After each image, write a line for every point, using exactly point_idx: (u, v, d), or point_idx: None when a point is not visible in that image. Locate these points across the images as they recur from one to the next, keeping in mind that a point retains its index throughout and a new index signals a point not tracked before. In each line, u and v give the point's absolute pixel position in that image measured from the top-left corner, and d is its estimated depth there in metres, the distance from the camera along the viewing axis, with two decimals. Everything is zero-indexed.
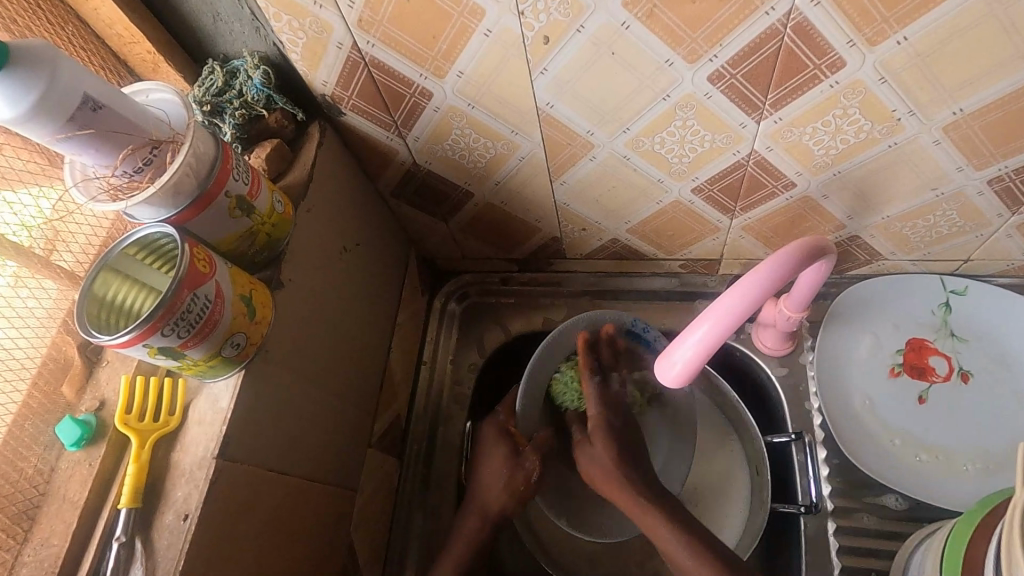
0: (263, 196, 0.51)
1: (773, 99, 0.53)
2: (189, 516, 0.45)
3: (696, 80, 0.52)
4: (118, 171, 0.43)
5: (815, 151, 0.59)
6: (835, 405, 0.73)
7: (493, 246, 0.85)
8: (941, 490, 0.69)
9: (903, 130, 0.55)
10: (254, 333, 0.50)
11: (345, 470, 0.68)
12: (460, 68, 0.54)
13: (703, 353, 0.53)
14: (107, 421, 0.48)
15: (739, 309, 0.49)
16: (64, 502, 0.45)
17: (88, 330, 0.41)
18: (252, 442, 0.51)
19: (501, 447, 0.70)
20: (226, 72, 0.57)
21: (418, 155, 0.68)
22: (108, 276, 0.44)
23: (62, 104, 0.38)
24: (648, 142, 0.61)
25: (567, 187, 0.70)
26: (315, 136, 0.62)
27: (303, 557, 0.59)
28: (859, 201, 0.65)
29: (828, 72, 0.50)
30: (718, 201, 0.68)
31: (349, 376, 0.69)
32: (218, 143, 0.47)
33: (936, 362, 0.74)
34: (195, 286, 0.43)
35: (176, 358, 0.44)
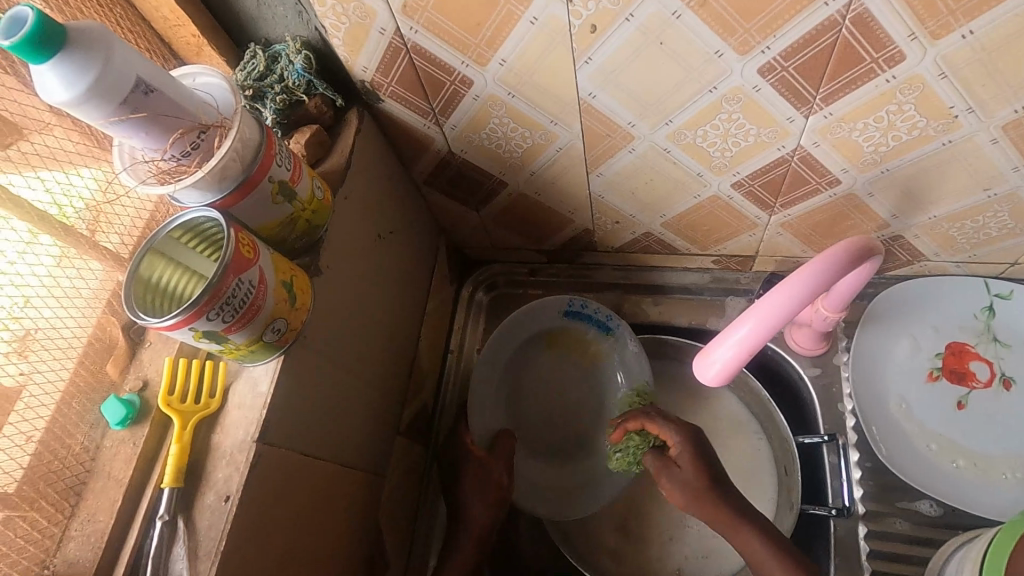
0: (304, 182, 0.51)
1: (825, 93, 0.52)
2: (229, 498, 0.45)
3: (745, 73, 0.51)
4: (167, 155, 0.43)
5: (864, 147, 0.57)
6: (870, 407, 0.72)
7: (523, 236, 0.84)
8: (979, 498, 0.67)
9: (960, 127, 0.53)
10: (294, 319, 0.50)
11: (374, 456, 0.68)
12: (503, 56, 0.54)
13: (743, 354, 0.52)
14: (150, 401, 0.48)
15: (783, 308, 0.48)
16: (109, 480, 0.46)
17: (137, 313, 0.42)
18: (289, 426, 0.51)
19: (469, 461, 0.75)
20: (267, 57, 0.57)
21: (454, 144, 0.67)
22: (154, 258, 0.45)
23: (115, 88, 0.38)
24: (690, 135, 0.59)
25: (603, 179, 0.69)
26: (354, 122, 0.62)
27: (334, 540, 0.60)
28: (906, 200, 0.63)
29: (885, 66, 0.48)
30: (758, 197, 0.67)
31: (380, 363, 0.69)
32: (263, 129, 0.47)
33: (976, 367, 0.72)
34: (239, 271, 0.43)
35: (219, 342, 0.45)
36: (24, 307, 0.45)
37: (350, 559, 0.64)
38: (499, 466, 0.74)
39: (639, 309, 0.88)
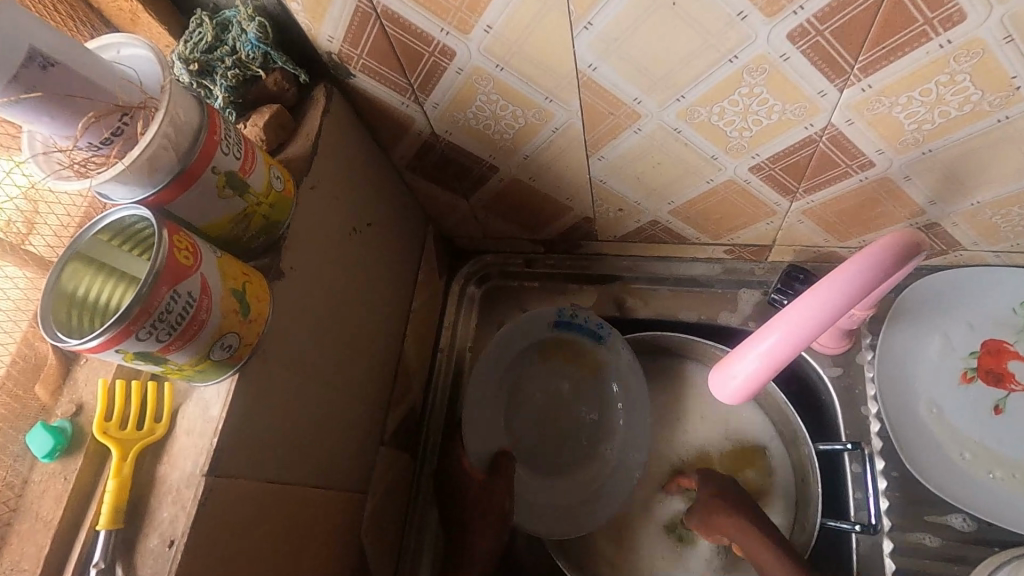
0: (258, 172, 0.44)
1: (865, 62, 0.44)
2: (175, 541, 0.39)
3: (773, 39, 0.43)
4: (81, 144, 0.36)
5: (905, 125, 0.50)
6: (895, 412, 0.66)
7: (517, 225, 0.77)
8: (1018, 513, 0.61)
9: (1022, 101, 0.45)
10: (249, 333, 0.43)
11: (356, 471, 0.63)
12: (488, 22, 0.46)
13: (770, 366, 0.45)
14: (85, 428, 0.42)
15: (816, 314, 0.42)
16: (37, 521, 0.40)
17: (53, 334, 0.35)
18: (248, 452, 0.45)
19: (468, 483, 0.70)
20: (216, 25, 0.49)
21: (437, 124, 0.60)
22: (78, 267, 0.38)
23: (1, 57, 0.31)
24: (705, 113, 0.52)
25: (605, 162, 0.61)
26: (321, 101, 0.54)
27: (309, 569, 0.54)
28: (947, 184, 0.56)
29: (940, 28, 0.40)
30: (779, 181, 0.59)
31: (360, 370, 0.63)
32: (204, 110, 0.40)
33: (1016, 367, 0.65)
34: (175, 281, 0.37)
35: (157, 363, 0.38)
36: None
37: None
38: (501, 486, 0.70)
39: (644, 302, 0.82)
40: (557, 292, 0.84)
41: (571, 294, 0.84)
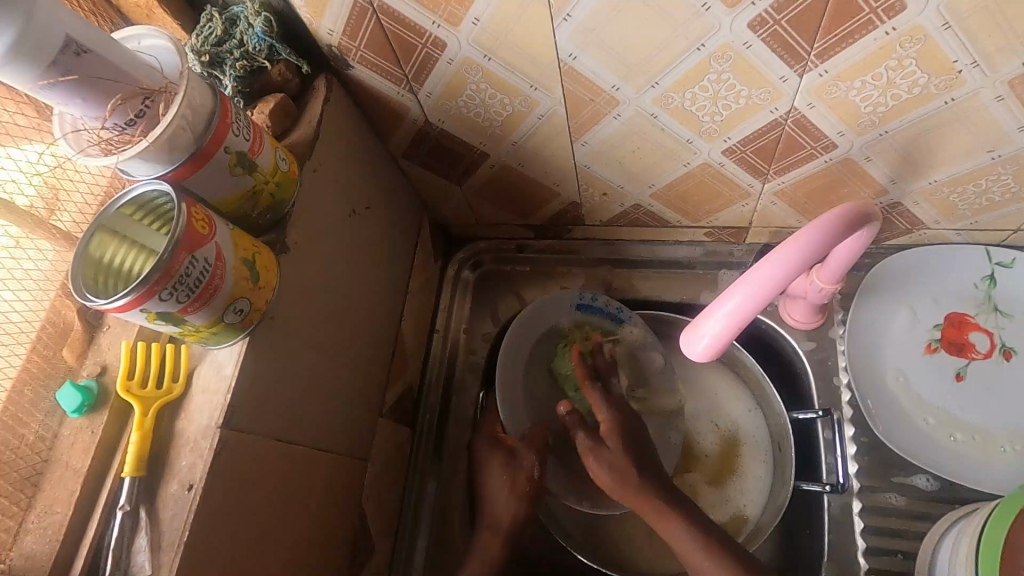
0: (266, 153, 0.48)
1: (820, 49, 0.48)
2: (193, 486, 0.43)
3: (735, 28, 0.47)
4: (108, 124, 0.41)
5: (862, 108, 0.54)
6: (867, 382, 0.69)
7: (509, 211, 0.81)
8: (977, 472, 0.65)
9: (964, 84, 0.49)
10: (258, 299, 0.47)
11: (356, 440, 0.66)
12: (476, 14, 0.50)
13: (733, 327, 0.50)
14: (109, 387, 0.46)
15: (775, 277, 0.46)
16: (67, 470, 0.44)
17: (83, 295, 0.39)
18: (258, 411, 0.49)
19: (497, 450, 0.68)
20: (225, 20, 0.53)
21: (430, 113, 0.64)
22: (104, 237, 0.42)
23: (42, 44, 0.35)
24: (678, 99, 0.56)
25: (588, 148, 0.66)
26: (322, 90, 0.58)
27: (313, 527, 0.58)
28: (905, 164, 0.60)
29: (884, 16, 0.44)
30: (751, 163, 0.64)
31: (360, 345, 0.67)
32: (217, 96, 0.44)
33: (977, 338, 0.70)
34: (193, 248, 0.41)
35: (176, 323, 0.42)
36: None
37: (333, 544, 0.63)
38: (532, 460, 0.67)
39: (630, 284, 0.86)
40: (548, 276, 0.88)
41: (561, 278, 0.88)
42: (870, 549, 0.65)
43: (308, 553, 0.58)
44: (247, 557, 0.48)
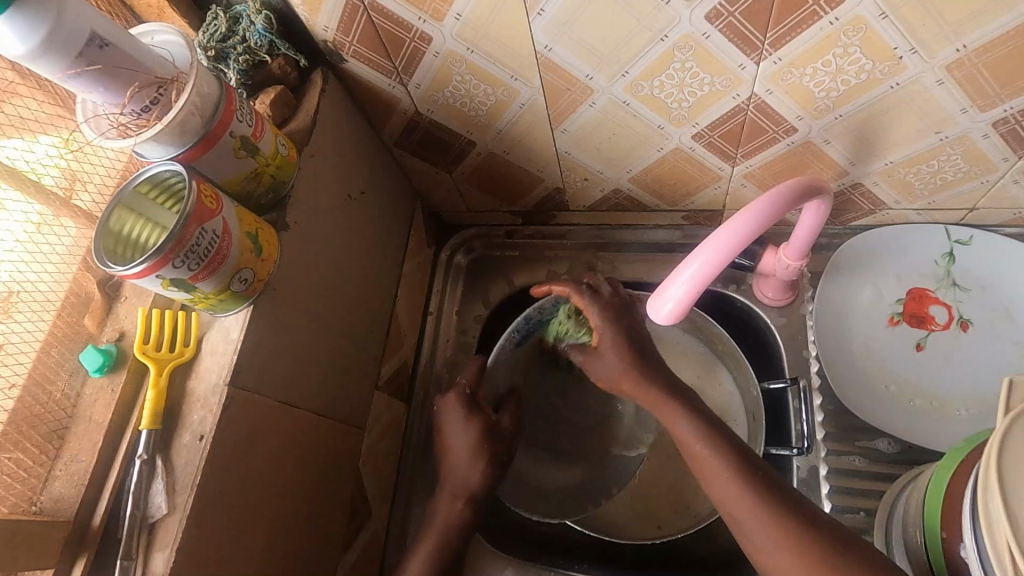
0: (267, 138, 0.53)
1: (772, 39, 0.53)
2: (204, 436, 0.48)
3: (694, 20, 0.51)
4: (127, 110, 0.46)
5: (816, 93, 0.58)
6: (833, 354, 0.74)
7: (496, 198, 0.86)
8: (934, 434, 0.70)
9: (906, 69, 0.54)
10: (261, 270, 0.52)
11: (352, 410, 0.71)
12: (458, 10, 0.55)
13: (694, 292, 0.54)
14: (126, 350, 0.51)
15: (733, 244, 0.51)
16: (90, 423, 0.49)
17: (104, 261, 0.44)
18: (262, 375, 0.54)
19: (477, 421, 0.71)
20: (229, 18, 0.57)
21: (420, 103, 0.69)
22: (123, 212, 0.47)
23: (70, 38, 0.40)
24: (647, 86, 0.60)
25: (568, 135, 0.70)
26: (318, 83, 0.63)
27: (311, 486, 0.63)
28: (861, 145, 0.64)
29: (827, 7, 0.49)
30: (719, 148, 0.68)
31: (355, 320, 0.71)
32: (223, 85, 0.48)
33: (936, 311, 0.74)
34: (203, 221, 0.45)
35: (187, 290, 0.47)
36: (17, 264, 0.49)
37: (331, 504, 0.67)
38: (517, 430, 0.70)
39: (615, 267, 0.89)
40: (535, 260, 0.92)
41: (548, 262, 0.92)
42: (834, 507, 0.69)
43: (307, 510, 0.63)
44: (254, 504, 0.53)
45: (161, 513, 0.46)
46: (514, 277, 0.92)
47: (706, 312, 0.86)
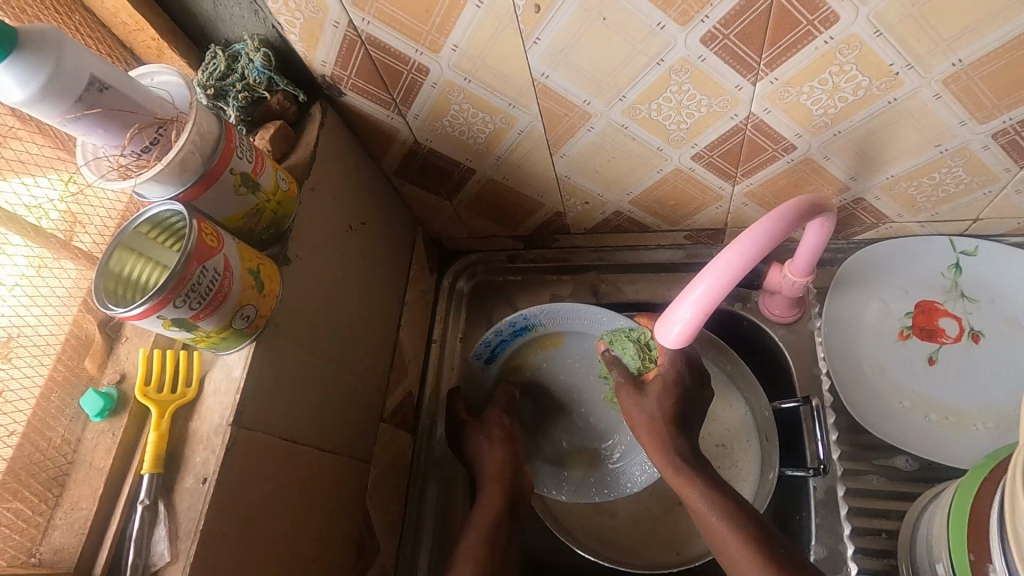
0: (267, 174, 0.53)
1: (768, 59, 0.53)
2: (207, 479, 0.47)
3: (689, 44, 0.52)
4: (126, 151, 0.46)
5: (814, 111, 0.58)
6: (844, 370, 0.73)
7: (497, 223, 0.86)
8: (952, 451, 0.69)
9: (902, 85, 0.54)
10: (263, 306, 0.51)
11: (357, 444, 0.70)
12: (455, 41, 0.55)
13: (701, 314, 0.53)
14: (128, 392, 0.50)
15: (738, 265, 0.49)
16: (91, 468, 0.48)
17: (104, 302, 0.43)
18: (266, 412, 0.53)
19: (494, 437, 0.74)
20: (228, 56, 0.58)
21: (418, 133, 0.69)
22: (123, 252, 0.46)
23: (70, 84, 0.40)
24: (645, 110, 0.61)
25: (567, 159, 0.70)
26: (317, 117, 0.63)
27: (316, 526, 0.61)
28: (861, 160, 0.64)
29: (821, 27, 0.49)
30: (719, 167, 0.68)
31: (360, 352, 0.71)
32: (222, 123, 0.48)
33: (946, 323, 0.74)
34: (204, 259, 0.45)
35: (189, 330, 0.46)
36: (16, 308, 0.48)
37: (338, 542, 0.66)
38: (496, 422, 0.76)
39: (618, 288, 0.90)
40: (538, 284, 0.93)
41: (551, 286, 0.92)
42: (854, 529, 0.68)
43: (313, 550, 0.61)
44: (259, 548, 0.52)
45: (164, 562, 0.45)
46: (518, 301, 0.92)
47: (712, 330, 0.85)
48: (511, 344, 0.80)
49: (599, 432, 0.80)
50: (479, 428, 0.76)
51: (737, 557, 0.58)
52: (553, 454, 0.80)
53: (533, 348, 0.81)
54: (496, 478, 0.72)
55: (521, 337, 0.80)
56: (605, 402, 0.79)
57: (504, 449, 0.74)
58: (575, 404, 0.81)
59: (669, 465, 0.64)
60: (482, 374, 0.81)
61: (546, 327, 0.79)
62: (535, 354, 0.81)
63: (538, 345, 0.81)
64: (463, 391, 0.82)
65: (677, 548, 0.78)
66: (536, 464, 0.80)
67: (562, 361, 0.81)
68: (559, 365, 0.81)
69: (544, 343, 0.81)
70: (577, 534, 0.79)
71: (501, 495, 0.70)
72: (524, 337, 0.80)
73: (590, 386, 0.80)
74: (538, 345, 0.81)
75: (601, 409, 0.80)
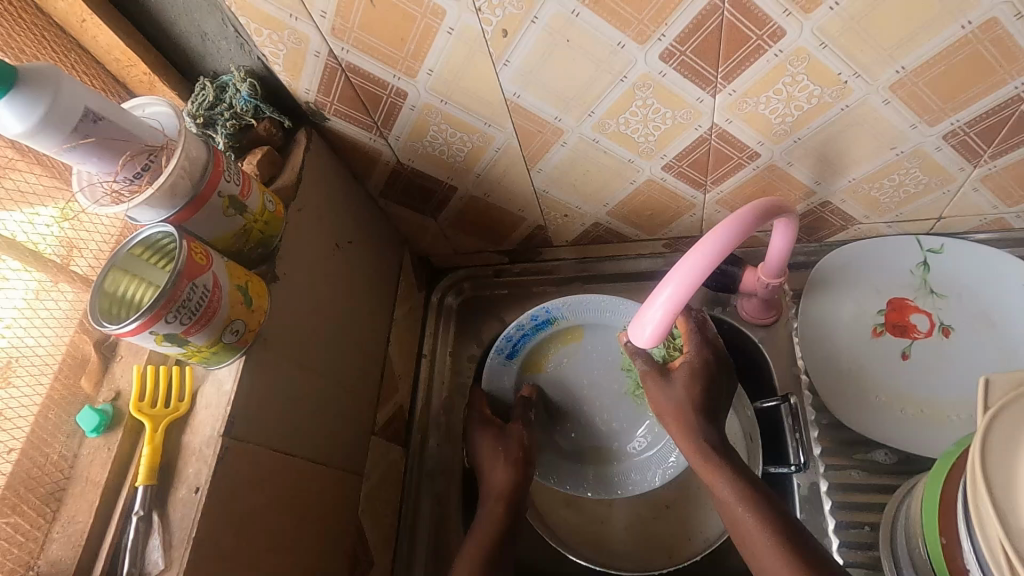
0: (254, 196, 0.55)
1: (724, 72, 0.56)
2: (199, 489, 0.48)
3: (649, 60, 0.55)
4: (120, 177, 0.48)
5: (772, 120, 0.62)
6: (821, 367, 0.75)
7: (482, 239, 0.88)
8: (928, 442, 0.71)
9: (852, 92, 0.57)
10: (252, 320, 0.54)
11: (349, 456, 0.72)
12: (430, 66, 0.58)
13: (672, 313, 0.55)
14: (122, 409, 0.52)
15: (704, 265, 0.52)
16: (86, 483, 0.49)
17: (99, 321, 0.45)
18: (256, 424, 0.55)
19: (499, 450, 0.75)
20: (216, 87, 0.62)
21: (401, 154, 0.72)
22: (117, 274, 0.49)
23: (66, 116, 0.43)
24: (614, 124, 0.64)
25: (544, 174, 0.73)
26: (303, 141, 0.66)
27: (310, 536, 0.63)
28: (823, 165, 0.68)
29: (770, 41, 0.52)
30: (689, 176, 0.71)
31: (350, 366, 0.73)
32: (210, 149, 0.51)
33: (918, 319, 0.76)
34: (193, 277, 0.47)
35: (180, 345, 0.48)
36: (16, 332, 0.51)
37: (333, 553, 0.67)
38: (516, 431, 0.76)
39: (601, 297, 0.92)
40: (525, 296, 0.95)
41: (537, 298, 0.94)
42: (839, 523, 0.70)
43: (307, 561, 0.62)
44: (254, 556, 0.54)
45: (159, 569, 0.46)
46: (506, 314, 0.94)
47: None
48: (533, 339, 0.83)
49: (621, 428, 0.82)
50: (497, 438, 0.76)
51: (759, 545, 0.58)
52: (563, 453, 0.82)
53: (552, 342, 0.84)
54: (500, 497, 0.72)
55: (543, 331, 0.83)
56: (628, 396, 0.82)
57: (510, 467, 0.73)
58: (597, 400, 0.83)
59: (697, 455, 0.64)
60: (503, 372, 0.83)
61: (568, 320, 0.83)
62: (556, 349, 0.84)
63: (559, 339, 0.84)
64: (487, 393, 0.82)
65: (671, 551, 0.79)
66: (549, 458, 0.81)
67: (585, 355, 0.83)
68: (580, 361, 0.83)
69: (565, 337, 0.84)
70: (571, 542, 0.80)
71: (506, 509, 0.71)
72: (546, 330, 0.83)
73: (608, 382, 0.83)
74: (560, 340, 0.84)
75: (623, 404, 0.82)
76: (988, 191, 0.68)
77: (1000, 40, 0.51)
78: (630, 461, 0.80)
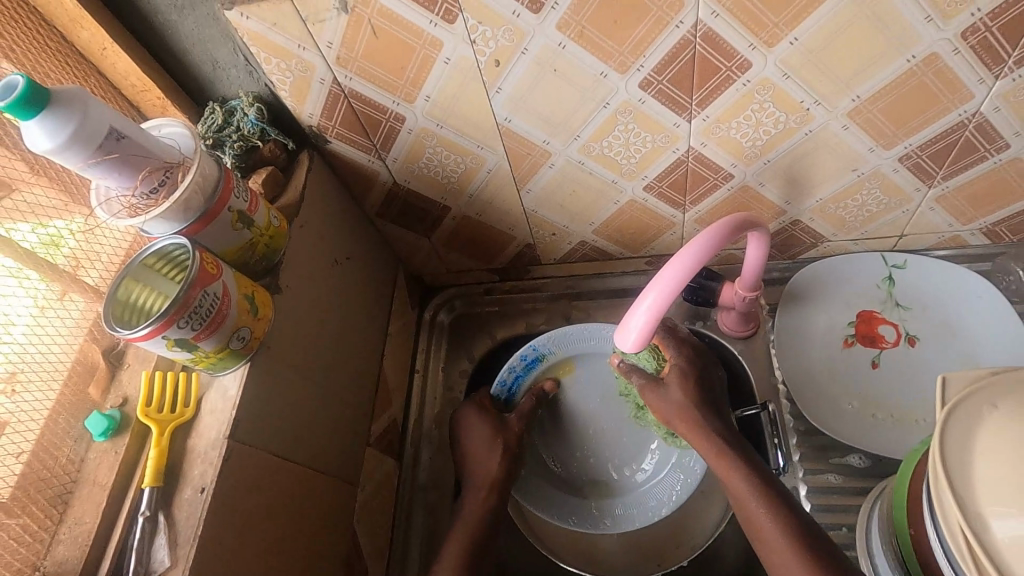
0: (261, 212, 0.59)
1: (698, 99, 0.61)
2: (205, 488, 0.50)
3: (629, 88, 0.60)
4: (137, 192, 0.51)
5: (743, 144, 0.67)
6: (797, 376, 0.79)
7: (474, 258, 0.92)
8: (898, 445, 0.74)
9: (814, 118, 0.63)
10: (257, 328, 0.56)
11: (344, 466, 0.73)
12: (427, 93, 0.63)
13: (654, 320, 0.59)
14: (129, 414, 0.54)
15: (682, 274, 0.56)
16: (94, 485, 0.51)
17: (113, 326, 0.48)
18: (259, 430, 0.57)
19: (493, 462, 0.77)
20: (225, 111, 0.65)
21: (398, 175, 0.76)
22: (129, 283, 0.51)
23: (92, 135, 0.46)
24: (598, 147, 0.69)
25: (533, 195, 0.78)
26: (305, 162, 0.70)
27: (306, 543, 0.64)
28: (791, 186, 0.73)
29: (738, 72, 0.58)
30: (669, 197, 0.76)
31: (346, 378, 0.75)
32: (221, 167, 0.55)
33: (885, 330, 0.81)
34: (205, 284, 0.50)
35: (190, 350, 0.51)
36: (24, 340, 0.52)
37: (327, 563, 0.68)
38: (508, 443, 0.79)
39: (588, 313, 0.95)
40: (515, 313, 0.98)
41: (526, 315, 0.97)
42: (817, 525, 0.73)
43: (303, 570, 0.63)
44: (255, 559, 0.55)
45: (164, 567, 0.48)
46: (497, 331, 0.97)
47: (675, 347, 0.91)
48: (526, 378, 0.86)
49: (628, 453, 0.84)
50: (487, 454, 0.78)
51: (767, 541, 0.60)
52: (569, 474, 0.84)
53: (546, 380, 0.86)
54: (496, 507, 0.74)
55: (534, 369, 0.86)
56: (632, 421, 0.84)
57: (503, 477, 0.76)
58: (602, 425, 0.85)
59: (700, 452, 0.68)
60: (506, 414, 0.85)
61: (556, 354, 0.85)
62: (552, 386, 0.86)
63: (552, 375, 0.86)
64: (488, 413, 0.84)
65: (659, 560, 0.81)
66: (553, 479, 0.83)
67: (580, 386, 0.86)
68: (578, 392, 0.86)
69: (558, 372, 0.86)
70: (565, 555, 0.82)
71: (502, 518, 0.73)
72: (537, 368, 0.85)
73: (610, 409, 0.85)
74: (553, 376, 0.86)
75: (628, 429, 0.84)
76: (943, 210, 0.73)
77: (941, 72, 0.57)
78: (637, 489, 0.81)
